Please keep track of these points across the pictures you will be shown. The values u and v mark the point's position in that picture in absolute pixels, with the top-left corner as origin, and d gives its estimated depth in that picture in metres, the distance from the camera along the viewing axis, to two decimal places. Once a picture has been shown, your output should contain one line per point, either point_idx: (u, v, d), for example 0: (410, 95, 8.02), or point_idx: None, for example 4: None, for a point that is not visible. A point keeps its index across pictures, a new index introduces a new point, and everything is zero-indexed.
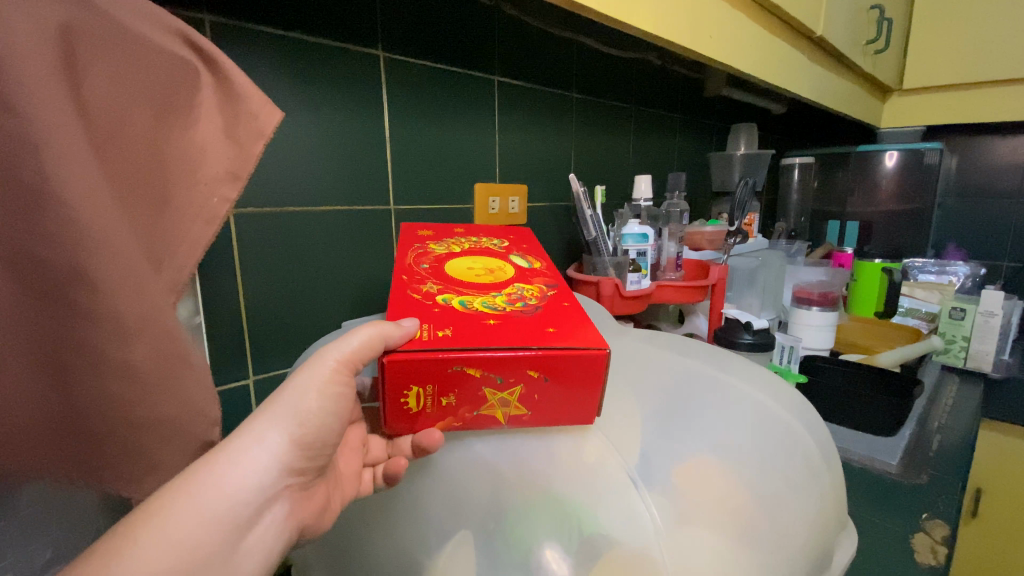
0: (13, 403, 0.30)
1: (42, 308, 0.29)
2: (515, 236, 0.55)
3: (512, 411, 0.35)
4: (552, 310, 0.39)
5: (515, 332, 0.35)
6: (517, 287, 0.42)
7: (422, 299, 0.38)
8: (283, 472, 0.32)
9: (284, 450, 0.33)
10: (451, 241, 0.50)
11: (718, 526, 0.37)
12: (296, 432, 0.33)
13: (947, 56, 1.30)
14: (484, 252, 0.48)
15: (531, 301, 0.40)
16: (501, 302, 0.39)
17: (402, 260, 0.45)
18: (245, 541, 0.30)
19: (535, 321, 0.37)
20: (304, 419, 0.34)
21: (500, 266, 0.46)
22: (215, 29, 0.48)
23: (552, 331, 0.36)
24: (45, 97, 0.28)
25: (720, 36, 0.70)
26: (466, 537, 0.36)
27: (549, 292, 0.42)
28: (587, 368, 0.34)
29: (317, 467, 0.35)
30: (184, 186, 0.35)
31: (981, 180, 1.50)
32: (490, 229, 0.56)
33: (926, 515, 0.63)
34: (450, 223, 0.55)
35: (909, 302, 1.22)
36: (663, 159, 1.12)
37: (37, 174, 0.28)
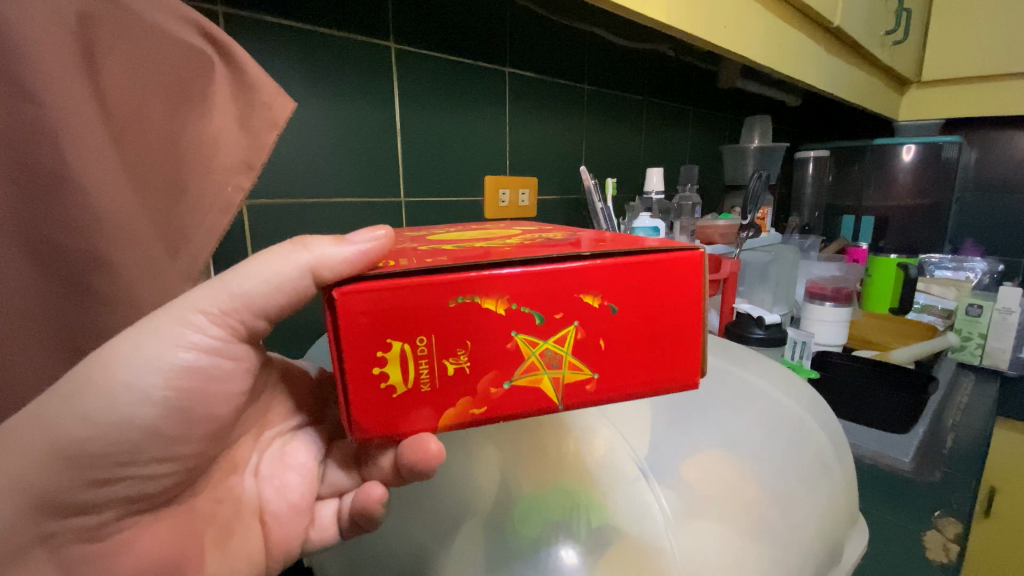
0: (35, 387, 0.30)
1: (59, 293, 0.30)
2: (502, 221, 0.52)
3: (561, 368, 0.27)
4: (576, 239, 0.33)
5: (544, 253, 0.28)
6: (522, 235, 0.36)
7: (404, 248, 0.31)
8: (40, 497, 0.25)
9: (47, 465, 0.25)
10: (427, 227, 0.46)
11: (728, 520, 0.36)
12: (71, 441, 0.25)
13: (968, 46, 1.27)
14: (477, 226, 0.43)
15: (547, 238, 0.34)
16: (511, 243, 0.33)
17: (375, 236, 0.40)
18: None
19: (562, 247, 0.31)
20: (90, 422, 0.26)
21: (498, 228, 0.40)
22: (229, 21, 0.48)
23: (591, 247, 0.29)
24: (60, 84, 0.28)
25: (735, 27, 0.69)
26: (472, 529, 0.36)
27: (565, 234, 0.36)
28: (654, 278, 0.28)
29: (124, 491, 0.27)
30: (198, 175, 0.35)
31: (1002, 174, 1.46)
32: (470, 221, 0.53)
33: (938, 513, 0.62)
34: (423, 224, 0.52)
35: (924, 298, 1.21)
36: (675, 151, 1.11)
37: (56, 161, 0.28)
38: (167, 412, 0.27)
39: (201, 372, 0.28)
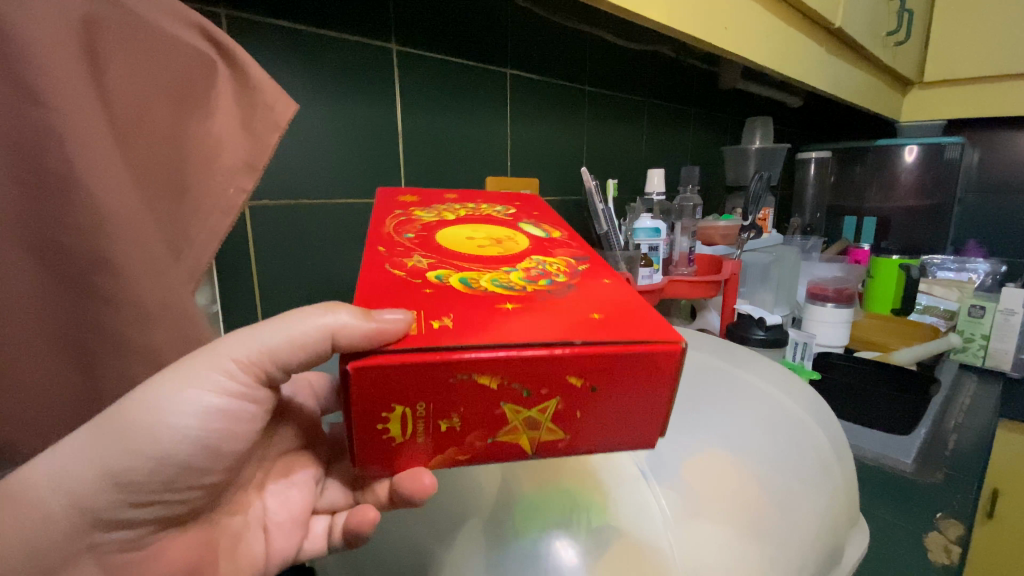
0: (40, 389, 0.31)
1: (64, 295, 0.30)
2: (518, 201, 0.50)
3: (542, 434, 0.27)
4: (587, 288, 0.32)
5: (550, 319, 0.27)
6: (539, 262, 0.35)
7: (413, 280, 0.30)
8: (91, 521, 0.26)
9: (100, 493, 0.25)
10: (436, 206, 0.45)
11: (727, 520, 0.37)
12: (121, 473, 0.26)
13: (970, 46, 1.27)
14: (489, 220, 0.42)
15: (561, 278, 0.33)
16: (518, 279, 0.31)
17: (380, 228, 0.38)
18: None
19: (569, 303, 0.29)
20: (137, 458, 0.26)
21: (513, 238, 0.39)
22: (231, 22, 0.49)
23: (597, 317, 0.28)
24: (66, 87, 0.29)
25: (736, 28, 0.69)
26: (473, 528, 0.36)
27: (580, 270, 0.35)
28: (650, 367, 0.26)
29: (165, 513, 0.28)
30: (202, 177, 0.36)
31: (1004, 175, 1.46)
32: (480, 193, 0.51)
33: (941, 514, 0.62)
34: (443, 189, 0.50)
35: (926, 299, 1.21)
36: (676, 152, 1.11)
37: (62, 163, 0.29)
38: (201, 449, 0.28)
39: (230, 415, 0.29)
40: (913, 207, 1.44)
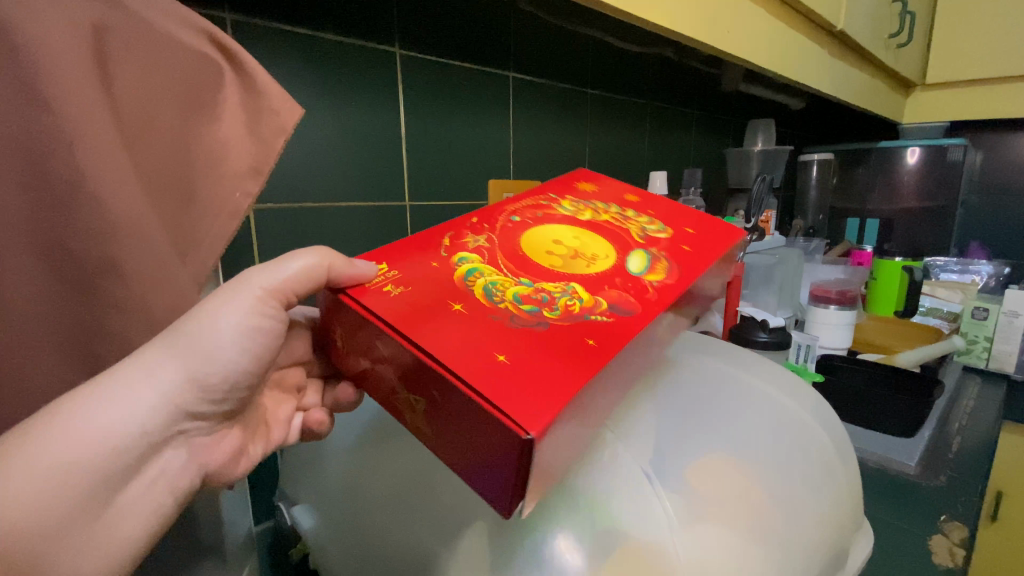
0: (47, 393, 0.31)
1: (71, 299, 0.30)
2: (695, 229, 0.46)
3: (416, 422, 0.30)
4: (554, 337, 0.30)
5: (469, 333, 0.29)
6: (575, 290, 0.34)
7: (431, 268, 0.35)
8: (177, 415, 0.30)
9: (182, 392, 0.30)
10: (594, 202, 0.48)
11: (731, 523, 0.37)
12: (199, 374, 0.31)
13: (973, 48, 1.27)
14: (613, 233, 0.42)
15: (557, 314, 0.32)
16: (513, 297, 0.33)
17: (504, 206, 0.45)
18: (113, 491, 0.27)
19: (525, 340, 0.29)
20: (213, 363, 0.31)
21: (602, 255, 0.39)
22: (236, 28, 0.49)
23: (500, 359, 0.27)
24: (75, 92, 0.29)
25: (738, 32, 0.69)
26: (479, 530, 0.36)
27: (596, 321, 0.31)
28: (485, 420, 0.25)
29: (225, 411, 0.34)
30: (208, 180, 0.36)
31: (1006, 176, 1.46)
32: (668, 207, 0.49)
33: (945, 517, 0.62)
34: (621, 192, 0.51)
35: (930, 301, 1.19)
36: (679, 155, 1.11)
37: (70, 168, 0.29)
38: (253, 363, 0.33)
39: (261, 331, 0.33)
40: (915, 209, 1.44)
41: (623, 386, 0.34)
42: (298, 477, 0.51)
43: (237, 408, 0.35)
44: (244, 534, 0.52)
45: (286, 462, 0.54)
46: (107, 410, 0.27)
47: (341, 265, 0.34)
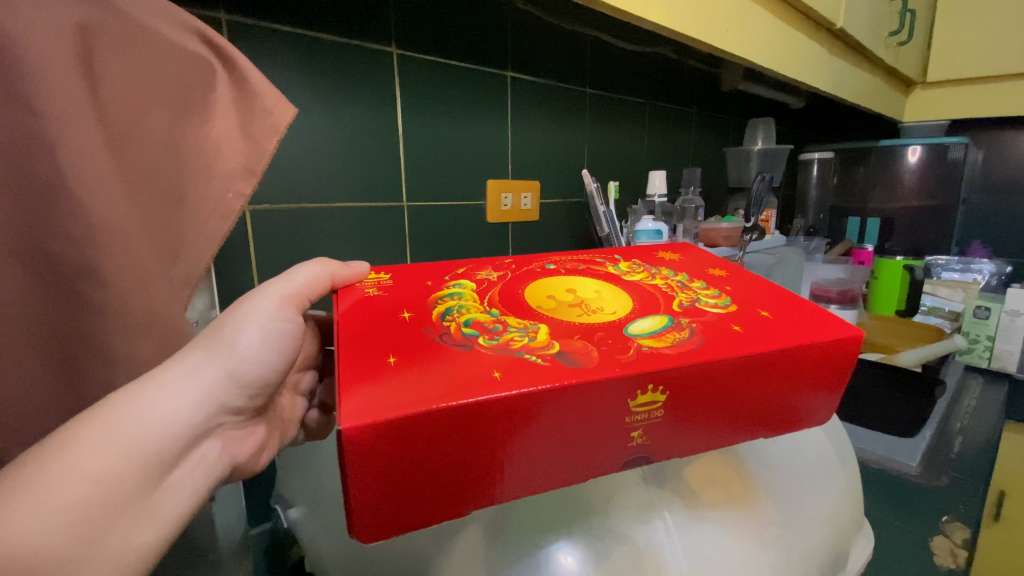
0: (27, 399, 0.30)
1: (50, 303, 0.30)
2: (775, 314, 0.35)
3: None
4: (464, 363, 0.26)
5: (397, 340, 0.29)
6: (536, 330, 0.30)
7: (427, 293, 0.36)
8: (217, 409, 0.29)
9: (220, 385, 0.29)
10: (659, 268, 0.43)
11: (729, 526, 0.36)
12: (235, 368, 0.30)
13: (973, 46, 1.26)
14: (648, 294, 0.37)
15: (493, 344, 0.28)
16: (466, 324, 0.31)
17: (556, 255, 0.45)
18: (169, 478, 0.26)
19: (436, 357, 0.27)
20: (246, 356, 0.31)
21: (610, 311, 0.34)
22: (231, 28, 0.49)
23: (390, 362, 0.26)
24: (58, 93, 0.29)
25: (736, 29, 0.68)
26: (474, 534, 0.35)
27: (524, 361, 0.27)
28: None
29: (255, 406, 0.33)
30: (199, 181, 0.36)
31: (1008, 175, 1.45)
32: (765, 289, 0.39)
33: (947, 518, 0.61)
34: (712, 265, 0.44)
35: (931, 300, 1.19)
36: (678, 154, 1.10)
37: (51, 171, 0.29)
38: (276, 362, 0.33)
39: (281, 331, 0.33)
40: (917, 208, 1.42)
41: (567, 469, 0.27)
42: (293, 480, 0.50)
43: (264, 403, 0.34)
44: (238, 538, 0.51)
45: (281, 464, 0.53)
46: (162, 398, 0.26)
47: (341, 274, 0.40)
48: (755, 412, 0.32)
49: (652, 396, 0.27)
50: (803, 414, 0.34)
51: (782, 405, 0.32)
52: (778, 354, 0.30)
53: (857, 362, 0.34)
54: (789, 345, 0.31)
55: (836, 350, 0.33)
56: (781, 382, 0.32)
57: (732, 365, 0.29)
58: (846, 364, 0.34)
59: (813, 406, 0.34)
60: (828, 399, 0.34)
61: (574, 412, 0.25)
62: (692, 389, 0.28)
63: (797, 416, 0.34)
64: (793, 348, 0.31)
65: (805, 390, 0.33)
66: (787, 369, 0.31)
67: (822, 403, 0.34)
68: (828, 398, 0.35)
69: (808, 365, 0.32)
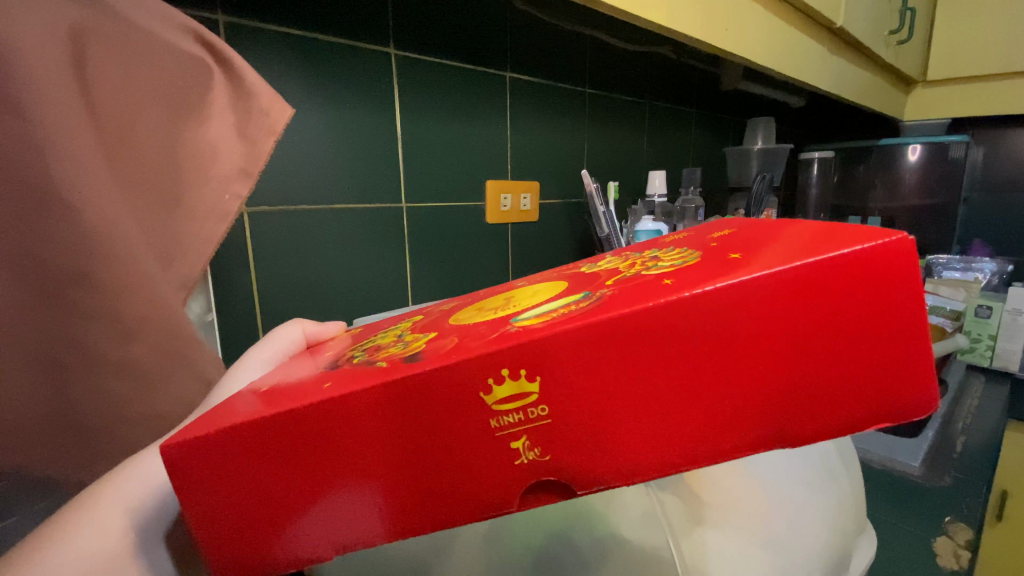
0: (16, 408, 0.30)
1: (41, 310, 0.30)
2: (752, 252, 0.24)
3: None
4: (306, 386, 0.23)
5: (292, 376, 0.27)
6: (419, 339, 0.26)
7: (378, 331, 0.34)
8: None
9: None
10: (649, 246, 0.36)
11: (731, 527, 0.36)
12: None
13: (973, 45, 1.26)
14: (599, 273, 0.30)
15: (362, 360, 0.25)
16: (366, 350, 0.27)
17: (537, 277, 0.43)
18: (182, 531, 0.27)
19: (296, 384, 0.24)
20: None
21: (528, 299, 0.28)
22: (228, 30, 0.49)
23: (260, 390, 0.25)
24: (51, 98, 0.28)
25: (735, 28, 0.68)
26: (472, 537, 0.36)
27: (373, 368, 0.23)
28: None
29: None
30: (198, 184, 0.36)
31: (1008, 173, 1.45)
32: (771, 230, 0.28)
33: (949, 519, 0.60)
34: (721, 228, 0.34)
35: (932, 299, 1.10)
36: (677, 154, 1.10)
37: (42, 176, 0.28)
38: None
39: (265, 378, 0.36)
40: (917, 206, 1.43)
41: (437, 494, 0.21)
42: None
43: None
44: None
45: None
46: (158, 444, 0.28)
47: (315, 330, 0.43)
48: (732, 415, 0.20)
49: (517, 388, 0.21)
50: (830, 409, 0.20)
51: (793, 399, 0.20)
52: (725, 314, 0.20)
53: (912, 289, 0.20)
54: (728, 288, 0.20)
55: (856, 302, 0.20)
56: (769, 360, 0.20)
57: (641, 347, 0.20)
58: (893, 306, 0.20)
59: (866, 388, 0.20)
60: (898, 366, 0.20)
61: (400, 418, 0.21)
62: (575, 382, 0.21)
63: (832, 412, 0.20)
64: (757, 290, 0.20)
65: (828, 365, 0.20)
66: (768, 336, 0.20)
67: (882, 382, 0.20)
68: (879, 377, 0.20)
69: (792, 324, 0.20)
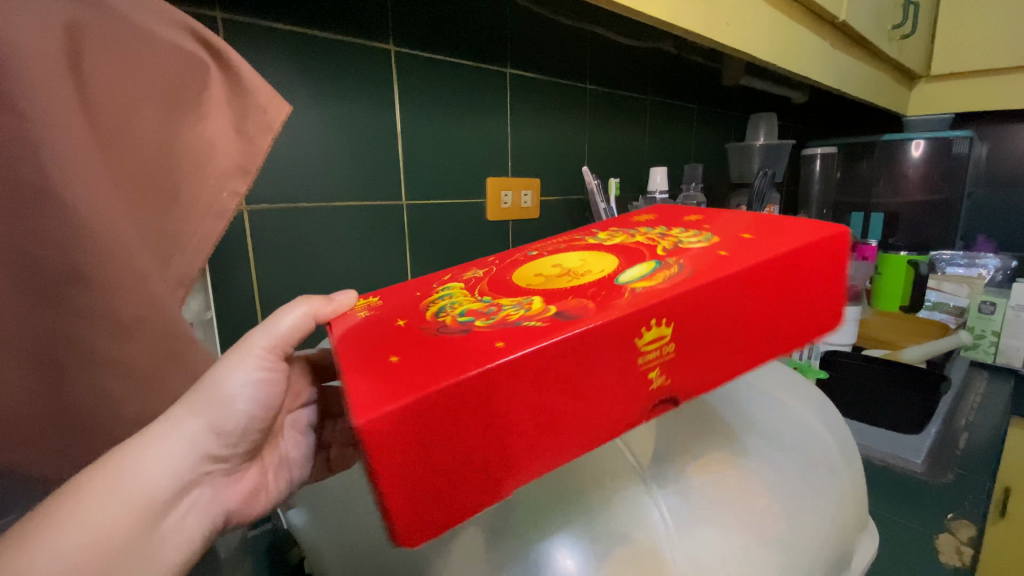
0: (14, 406, 0.30)
1: (39, 310, 0.30)
2: (755, 232, 0.35)
3: None
4: (459, 344, 0.25)
5: (387, 347, 0.27)
6: (530, 302, 0.29)
7: (418, 299, 0.36)
8: (206, 454, 0.31)
9: (207, 433, 0.31)
10: (636, 227, 0.43)
11: (730, 526, 0.36)
12: (219, 418, 0.32)
13: (977, 38, 1.25)
14: (629, 249, 0.36)
15: (488, 322, 0.27)
16: (453, 313, 0.30)
17: (523, 248, 0.45)
18: (167, 524, 0.27)
19: (428, 346, 0.26)
20: (227, 404, 0.32)
21: (597, 270, 0.33)
22: (227, 28, 0.48)
23: (393, 360, 0.25)
24: (48, 95, 0.28)
25: (737, 22, 0.67)
26: (473, 534, 0.35)
27: (520, 326, 0.26)
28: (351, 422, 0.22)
29: (242, 454, 0.34)
30: (195, 181, 0.36)
31: (1012, 169, 1.44)
32: (739, 218, 0.40)
33: (952, 515, 0.60)
34: (687, 211, 0.45)
35: (935, 295, 1.16)
36: (678, 150, 1.09)
37: (41, 173, 0.28)
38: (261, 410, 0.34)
39: (272, 381, 0.35)
40: (920, 203, 1.41)
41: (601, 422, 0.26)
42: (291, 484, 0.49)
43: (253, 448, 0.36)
44: (237, 542, 0.51)
45: None
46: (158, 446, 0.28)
47: (326, 312, 0.36)
48: (766, 339, 0.31)
49: (660, 332, 0.26)
50: (806, 334, 0.34)
51: (788, 322, 0.32)
52: (776, 266, 0.30)
53: (848, 253, 0.35)
54: (778, 253, 0.31)
55: (829, 258, 0.34)
56: (784, 300, 0.32)
57: (733, 287, 0.29)
58: (836, 263, 0.34)
59: (818, 311, 0.34)
60: (837, 306, 0.35)
61: (585, 360, 0.24)
62: (696, 322, 0.28)
63: (805, 334, 0.34)
64: (780, 256, 0.31)
65: (807, 294, 0.33)
66: (780, 281, 0.31)
67: (825, 301, 0.34)
68: (822, 307, 0.34)
69: (798, 270, 0.32)
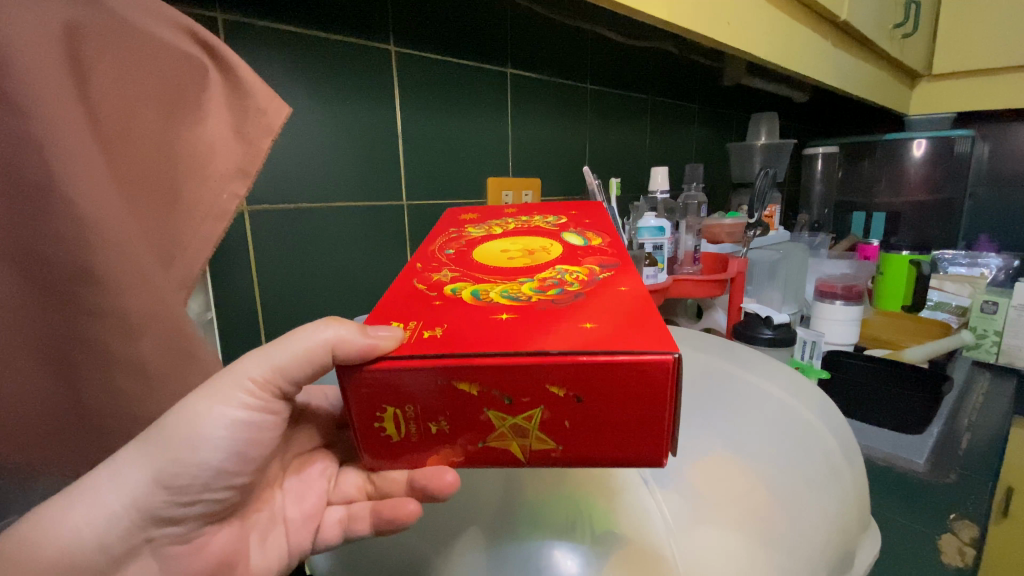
0: (24, 400, 0.30)
1: (45, 309, 0.30)
2: (577, 215, 0.46)
3: (534, 443, 0.24)
4: (601, 297, 0.28)
5: (544, 329, 0.24)
6: (562, 268, 0.33)
7: (429, 293, 0.30)
8: (143, 518, 0.28)
9: (147, 492, 0.27)
10: (489, 222, 0.45)
11: (732, 526, 0.35)
12: (164, 473, 0.27)
13: (979, 36, 1.24)
14: (529, 233, 0.40)
15: (576, 286, 0.30)
16: (528, 290, 0.29)
17: (425, 248, 0.39)
18: None
19: (576, 310, 0.26)
20: (180, 459, 0.28)
21: (545, 246, 0.37)
22: (227, 29, 0.48)
23: (585, 326, 0.25)
24: (49, 94, 0.28)
25: (737, 21, 0.67)
26: (474, 535, 0.36)
27: (600, 277, 0.31)
28: (638, 381, 0.23)
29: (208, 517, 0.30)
30: (196, 182, 0.36)
31: (1015, 168, 1.43)
32: (538, 208, 0.49)
33: (954, 516, 0.60)
34: (496, 206, 0.50)
35: (937, 294, 1.20)
36: (679, 150, 1.09)
37: (44, 172, 0.28)
38: (227, 462, 0.29)
39: (253, 428, 0.29)
40: (921, 201, 1.41)
41: None
42: None
43: (221, 511, 0.31)
44: None
45: None
46: (80, 507, 0.26)
47: (345, 345, 0.23)
48: None
49: None
50: None
51: None
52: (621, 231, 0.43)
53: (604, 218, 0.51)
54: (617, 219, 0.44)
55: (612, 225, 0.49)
56: None
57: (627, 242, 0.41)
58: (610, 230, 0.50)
59: None
60: None
61: None
62: None
63: None
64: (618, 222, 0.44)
65: None
66: None
67: None
68: None
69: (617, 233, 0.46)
